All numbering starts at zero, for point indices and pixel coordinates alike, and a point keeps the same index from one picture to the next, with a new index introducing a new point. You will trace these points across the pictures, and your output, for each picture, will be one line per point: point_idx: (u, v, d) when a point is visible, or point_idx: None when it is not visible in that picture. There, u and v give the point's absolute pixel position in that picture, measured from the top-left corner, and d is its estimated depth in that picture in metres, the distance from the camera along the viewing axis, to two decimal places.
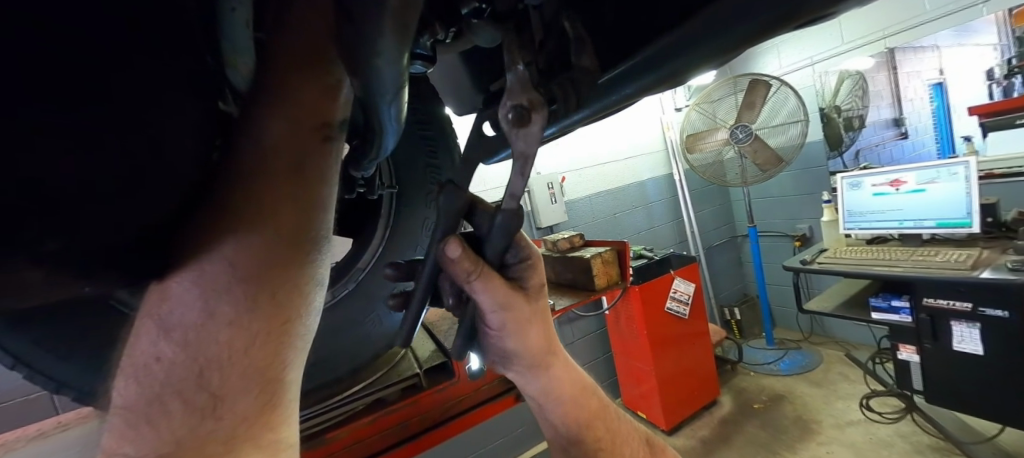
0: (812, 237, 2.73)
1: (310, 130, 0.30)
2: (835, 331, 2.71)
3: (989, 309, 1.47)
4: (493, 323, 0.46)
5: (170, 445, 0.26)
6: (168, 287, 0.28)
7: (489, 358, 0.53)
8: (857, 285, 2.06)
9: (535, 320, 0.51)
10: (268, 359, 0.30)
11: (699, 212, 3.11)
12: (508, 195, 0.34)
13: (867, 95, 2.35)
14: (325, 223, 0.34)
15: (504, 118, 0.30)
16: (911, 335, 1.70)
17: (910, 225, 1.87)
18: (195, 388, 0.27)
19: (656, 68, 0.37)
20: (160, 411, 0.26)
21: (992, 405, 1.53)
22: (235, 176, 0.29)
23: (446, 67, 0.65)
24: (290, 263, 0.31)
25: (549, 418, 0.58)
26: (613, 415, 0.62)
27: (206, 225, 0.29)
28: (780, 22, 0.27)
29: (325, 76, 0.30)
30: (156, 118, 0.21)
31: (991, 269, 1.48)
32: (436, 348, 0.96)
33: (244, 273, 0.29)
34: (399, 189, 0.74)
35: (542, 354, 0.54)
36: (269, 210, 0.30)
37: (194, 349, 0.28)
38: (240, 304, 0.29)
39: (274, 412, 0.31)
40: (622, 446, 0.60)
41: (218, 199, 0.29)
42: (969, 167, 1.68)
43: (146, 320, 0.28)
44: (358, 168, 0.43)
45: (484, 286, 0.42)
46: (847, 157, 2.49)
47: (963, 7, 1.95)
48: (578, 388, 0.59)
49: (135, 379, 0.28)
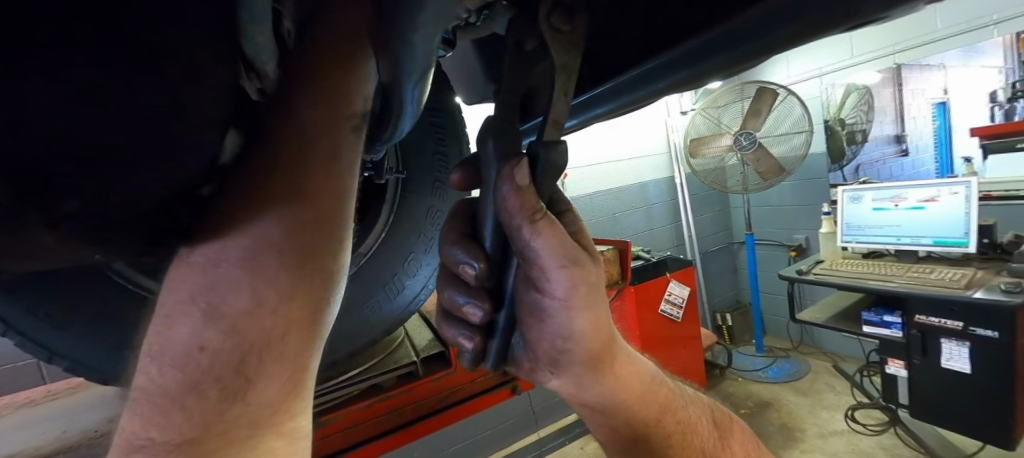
0: (809, 248, 2.74)
1: (342, 119, 0.29)
2: (824, 342, 2.75)
3: (979, 329, 1.49)
4: (559, 288, 0.44)
5: (196, 430, 0.26)
6: (211, 269, 0.28)
7: (544, 357, 0.50)
8: (850, 298, 2.08)
9: (600, 291, 0.48)
10: (299, 346, 0.30)
11: (698, 216, 3.12)
12: (549, 124, 0.36)
13: (873, 110, 2.36)
14: (352, 208, 0.33)
15: (546, 22, 0.34)
16: (900, 350, 1.72)
17: (907, 241, 1.88)
18: (233, 373, 0.27)
19: (693, 65, 0.36)
20: (193, 398, 0.26)
21: (976, 424, 1.55)
22: (274, 159, 0.28)
23: (461, 56, 0.66)
24: (324, 248, 0.31)
25: (612, 420, 0.57)
26: (677, 405, 0.62)
27: (243, 205, 0.28)
28: (832, 23, 0.26)
29: (355, 68, 0.29)
30: (184, 85, 0.20)
31: (984, 289, 1.50)
32: (434, 337, 0.93)
33: (290, 259, 0.29)
34: (406, 175, 0.75)
35: (601, 350, 0.52)
36: (305, 190, 0.29)
37: (239, 337, 0.27)
38: (282, 291, 0.29)
39: (295, 400, 0.31)
40: (694, 434, 0.61)
41: (254, 180, 0.28)
42: (971, 187, 1.70)
43: (180, 302, 0.28)
44: (371, 151, 0.42)
45: (547, 231, 0.40)
46: (847, 171, 2.50)
47: (975, 27, 1.95)
48: (638, 385, 0.57)
49: (172, 364, 0.27)
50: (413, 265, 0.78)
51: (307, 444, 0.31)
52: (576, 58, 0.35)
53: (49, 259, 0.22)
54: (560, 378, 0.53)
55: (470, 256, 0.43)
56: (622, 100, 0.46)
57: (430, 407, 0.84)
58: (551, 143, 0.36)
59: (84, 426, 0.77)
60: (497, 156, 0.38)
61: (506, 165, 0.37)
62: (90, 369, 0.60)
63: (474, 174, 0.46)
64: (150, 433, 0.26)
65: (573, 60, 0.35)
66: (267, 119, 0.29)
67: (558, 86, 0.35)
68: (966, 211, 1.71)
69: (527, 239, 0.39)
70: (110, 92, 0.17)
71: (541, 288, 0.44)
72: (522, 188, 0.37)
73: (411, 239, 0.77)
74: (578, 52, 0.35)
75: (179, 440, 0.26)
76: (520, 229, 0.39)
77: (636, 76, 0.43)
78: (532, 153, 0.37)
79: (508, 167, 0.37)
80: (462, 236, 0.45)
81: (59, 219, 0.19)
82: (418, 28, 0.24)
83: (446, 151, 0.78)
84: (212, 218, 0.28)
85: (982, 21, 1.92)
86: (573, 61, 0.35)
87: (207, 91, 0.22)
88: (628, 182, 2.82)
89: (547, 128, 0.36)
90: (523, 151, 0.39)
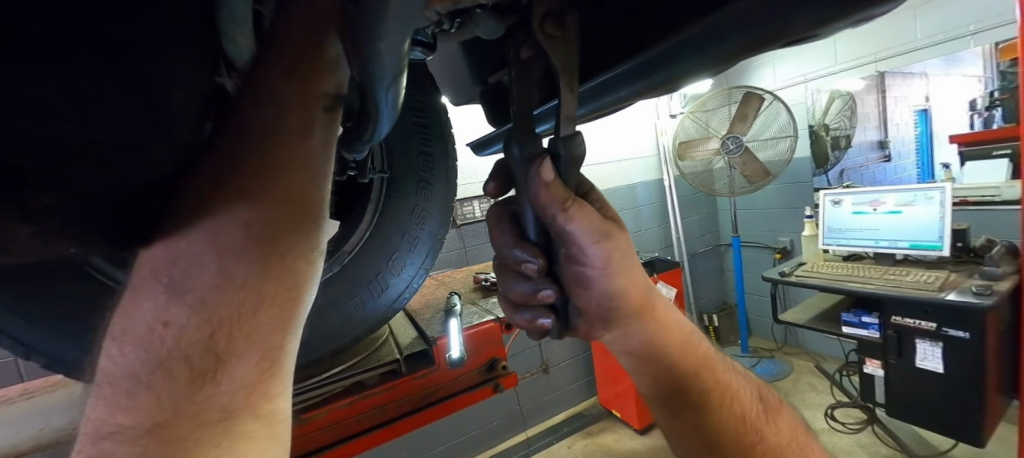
0: (793, 250, 2.79)
1: (312, 109, 0.30)
2: (807, 343, 2.80)
3: (952, 330, 1.53)
4: (598, 260, 0.46)
5: (167, 412, 0.25)
6: (175, 245, 0.28)
7: (597, 315, 0.52)
8: (831, 299, 2.12)
9: (630, 256, 0.51)
10: (274, 322, 0.30)
11: (686, 218, 3.17)
12: (563, 118, 0.38)
13: (855, 116, 2.42)
14: (327, 189, 0.33)
15: (540, 25, 0.35)
16: (877, 351, 1.77)
17: (885, 245, 1.93)
18: (201, 351, 0.27)
19: (661, 69, 0.39)
20: (161, 377, 0.26)
21: (950, 423, 1.60)
22: (238, 147, 0.29)
23: (446, 57, 0.68)
24: (296, 230, 0.31)
25: (655, 366, 0.59)
26: (719, 368, 0.64)
27: (209, 182, 0.28)
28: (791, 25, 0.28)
29: (324, 68, 0.30)
30: (137, 54, 0.20)
31: (957, 291, 1.55)
32: (417, 335, 0.89)
33: (260, 234, 0.29)
34: (390, 174, 0.76)
35: (641, 306, 0.56)
36: (277, 175, 0.30)
37: (207, 312, 0.27)
38: (253, 266, 0.29)
39: (271, 381, 0.30)
40: (735, 401, 0.61)
41: (219, 164, 0.29)
42: (945, 192, 1.76)
43: (145, 281, 0.28)
44: (350, 149, 0.43)
45: (580, 214, 0.43)
46: (832, 175, 2.56)
47: (953, 37, 2.02)
48: (679, 334, 0.61)
49: (138, 347, 0.26)
50: (397, 264, 0.79)
51: (288, 428, 0.30)
52: (569, 58, 0.37)
53: (19, 253, 0.23)
54: (613, 331, 0.56)
55: (530, 253, 0.45)
56: (595, 103, 0.49)
57: (410, 406, 0.81)
58: (569, 137, 0.40)
59: (61, 423, 0.77)
60: (525, 152, 0.40)
61: (533, 165, 0.40)
62: (67, 365, 0.59)
63: (507, 177, 0.49)
64: (118, 418, 0.25)
65: (562, 58, 0.37)
66: (236, 102, 0.29)
67: (564, 85, 0.37)
68: (940, 216, 1.77)
69: (563, 224, 0.42)
70: (76, 95, 0.18)
71: (583, 266, 0.47)
72: (550, 181, 0.40)
73: (394, 238, 0.78)
74: (568, 47, 0.37)
75: (150, 423, 0.25)
76: (556, 216, 0.42)
77: (607, 81, 0.45)
78: (554, 149, 0.41)
79: (535, 165, 0.40)
80: (517, 237, 0.47)
81: (33, 213, 0.20)
82: (383, 37, 0.25)
83: (431, 152, 0.79)
84: (177, 200, 0.29)
85: (961, 31, 2.00)
86: (572, 61, 0.38)
87: (160, 68, 0.22)
88: (616, 183, 2.86)
89: (560, 124, 0.39)
90: (543, 145, 0.41)
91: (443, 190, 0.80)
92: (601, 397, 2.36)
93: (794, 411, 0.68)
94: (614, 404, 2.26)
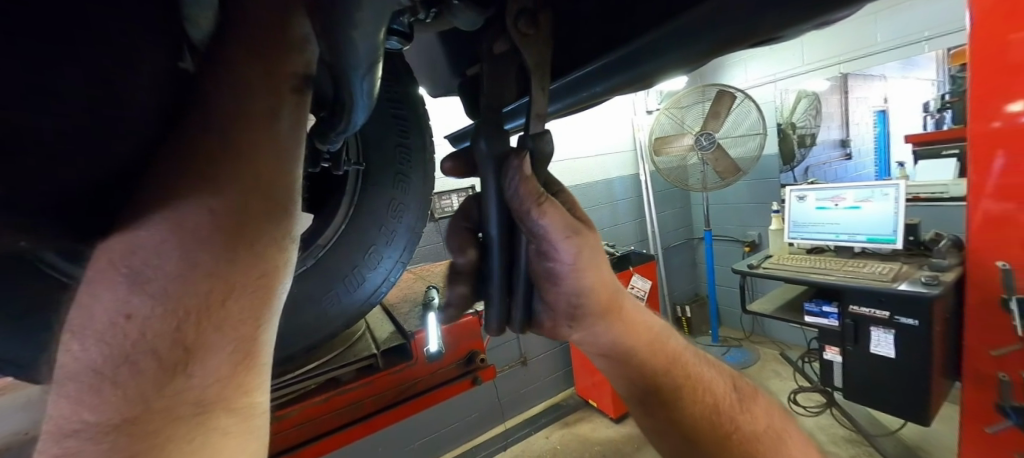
0: (761, 244, 2.90)
1: (281, 91, 0.29)
2: (772, 332, 2.94)
3: (903, 318, 1.63)
4: (568, 256, 0.47)
5: (138, 406, 0.25)
6: (133, 234, 0.26)
7: (563, 311, 0.54)
8: (794, 290, 2.23)
9: (600, 250, 0.52)
10: (249, 312, 0.29)
11: (661, 212, 3.25)
12: (534, 116, 0.39)
13: (820, 115, 2.54)
14: (299, 176, 0.32)
15: (513, 24, 0.35)
16: (835, 338, 1.87)
17: (845, 238, 2.04)
18: (171, 342, 0.26)
19: (632, 66, 0.39)
20: (128, 370, 0.25)
21: (900, 405, 1.71)
22: (198, 131, 0.28)
23: (423, 47, 0.67)
24: (267, 218, 0.30)
25: (626, 367, 0.61)
26: (690, 362, 0.65)
27: (177, 170, 0.27)
28: (761, 27, 0.29)
29: (295, 51, 0.29)
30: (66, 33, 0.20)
31: (908, 282, 1.65)
32: (394, 330, 0.88)
33: (225, 223, 0.28)
34: (365, 167, 0.75)
35: (609, 301, 0.57)
36: (244, 159, 0.28)
37: (171, 303, 0.26)
38: (218, 254, 0.27)
39: (247, 373, 0.30)
40: (708, 394, 0.63)
41: (180, 149, 0.27)
42: (898, 189, 1.86)
43: (102, 271, 0.26)
44: (325, 140, 0.42)
45: (551, 211, 0.43)
46: (797, 172, 2.65)
47: (909, 42, 2.12)
48: (646, 333, 0.62)
49: (99, 339, 0.25)
50: (373, 257, 0.77)
51: (266, 422, 0.30)
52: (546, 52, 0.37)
53: None
54: (579, 330, 0.57)
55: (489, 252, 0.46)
56: (575, 97, 0.50)
57: (389, 400, 0.80)
58: (538, 134, 0.40)
59: (16, 427, 0.73)
60: (494, 152, 0.41)
61: (511, 161, 0.40)
62: (20, 365, 0.57)
63: (466, 163, 0.49)
64: (83, 414, 0.24)
65: (537, 56, 0.37)
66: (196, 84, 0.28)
67: (535, 84, 0.37)
68: (894, 211, 1.88)
69: (535, 219, 0.43)
70: None
71: (556, 261, 0.48)
72: (525, 176, 0.41)
73: (370, 232, 0.77)
74: (540, 45, 0.37)
75: (118, 418, 0.24)
76: (530, 211, 0.42)
77: (583, 75, 0.46)
78: (522, 145, 0.41)
79: (512, 161, 0.40)
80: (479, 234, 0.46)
81: None
82: (358, 25, 0.25)
83: (408, 144, 0.78)
84: (138, 186, 0.27)
85: (916, 37, 2.09)
86: (547, 60, 0.37)
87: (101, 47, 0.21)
88: (594, 177, 2.89)
89: (530, 121, 0.39)
90: (512, 143, 0.41)
91: (420, 183, 0.79)
92: (577, 387, 2.42)
93: (770, 396, 0.71)
94: (590, 394, 2.31)
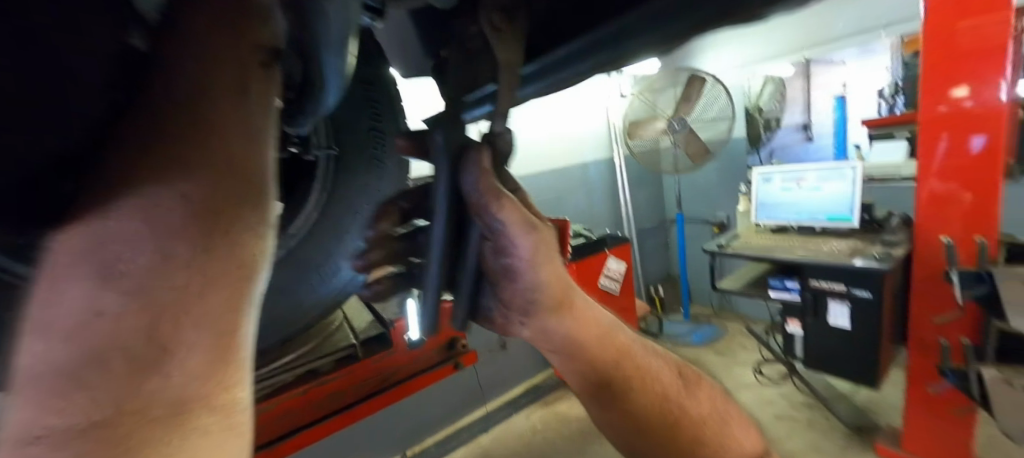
0: (729, 224, 3.02)
1: (250, 67, 0.28)
2: (739, 307, 3.10)
3: (858, 291, 1.74)
4: (525, 252, 0.47)
5: (105, 408, 0.22)
6: (100, 225, 0.24)
7: (515, 307, 0.53)
8: (759, 268, 2.32)
9: (556, 247, 0.52)
10: (228, 304, 0.27)
11: (635, 195, 3.30)
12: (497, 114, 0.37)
13: (784, 99, 2.63)
14: (271, 156, 0.31)
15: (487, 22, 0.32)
16: (797, 311, 1.98)
17: (807, 217, 2.13)
18: (142, 339, 0.23)
19: (615, 47, 0.38)
20: (94, 370, 0.22)
21: (854, 370, 1.84)
22: (159, 108, 0.27)
23: (395, 26, 0.64)
24: (243, 204, 0.28)
25: (577, 362, 0.60)
26: (637, 353, 0.67)
27: (133, 151, 0.26)
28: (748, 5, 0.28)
29: (258, 24, 0.29)
30: None
31: (862, 257, 1.77)
32: (375, 317, 0.87)
33: (199, 209, 0.26)
34: (338, 151, 0.71)
35: (560, 298, 0.56)
36: (209, 138, 0.27)
37: (144, 297, 0.23)
38: (196, 245, 0.25)
39: (227, 369, 0.27)
40: (654, 382, 0.66)
41: (144, 129, 0.26)
42: (856, 170, 1.98)
43: (60, 266, 0.23)
44: (293, 125, 0.41)
45: (510, 209, 0.43)
46: (763, 155, 2.78)
47: (865, 30, 2.25)
48: (597, 328, 0.62)
49: (59, 338, 0.22)
50: (346, 244, 0.74)
51: (248, 420, 0.27)
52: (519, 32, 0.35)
53: None
54: (530, 325, 0.57)
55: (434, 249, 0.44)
56: (553, 77, 0.47)
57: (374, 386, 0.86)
58: (499, 133, 0.40)
59: None
60: (447, 146, 0.40)
61: (470, 156, 0.40)
62: None
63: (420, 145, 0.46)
64: (50, 416, 0.21)
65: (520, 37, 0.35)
66: (154, 58, 0.27)
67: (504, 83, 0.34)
68: (851, 191, 1.99)
69: (494, 215, 0.42)
70: None
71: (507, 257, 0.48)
72: (481, 172, 0.40)
73: (343, 219, 0.73)
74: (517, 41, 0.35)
75: (84, 421, 0.21)
76: (486, 208, 0.42)
77: (564, 55, 0.44)
78: (483, 144, 0.41)
79: (470, 156, 0.40)
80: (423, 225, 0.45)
81: None
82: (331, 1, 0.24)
83: (381, 128, 0.75)
84: (103, 166, 0.26)
85: (873, 24, 2.22)
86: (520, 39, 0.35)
87: None
88: (569, 162, 2.92)
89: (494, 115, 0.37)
90: (475, 138, 0.41)
91: (394, 170, 0.77)
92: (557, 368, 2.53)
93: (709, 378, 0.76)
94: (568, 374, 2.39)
